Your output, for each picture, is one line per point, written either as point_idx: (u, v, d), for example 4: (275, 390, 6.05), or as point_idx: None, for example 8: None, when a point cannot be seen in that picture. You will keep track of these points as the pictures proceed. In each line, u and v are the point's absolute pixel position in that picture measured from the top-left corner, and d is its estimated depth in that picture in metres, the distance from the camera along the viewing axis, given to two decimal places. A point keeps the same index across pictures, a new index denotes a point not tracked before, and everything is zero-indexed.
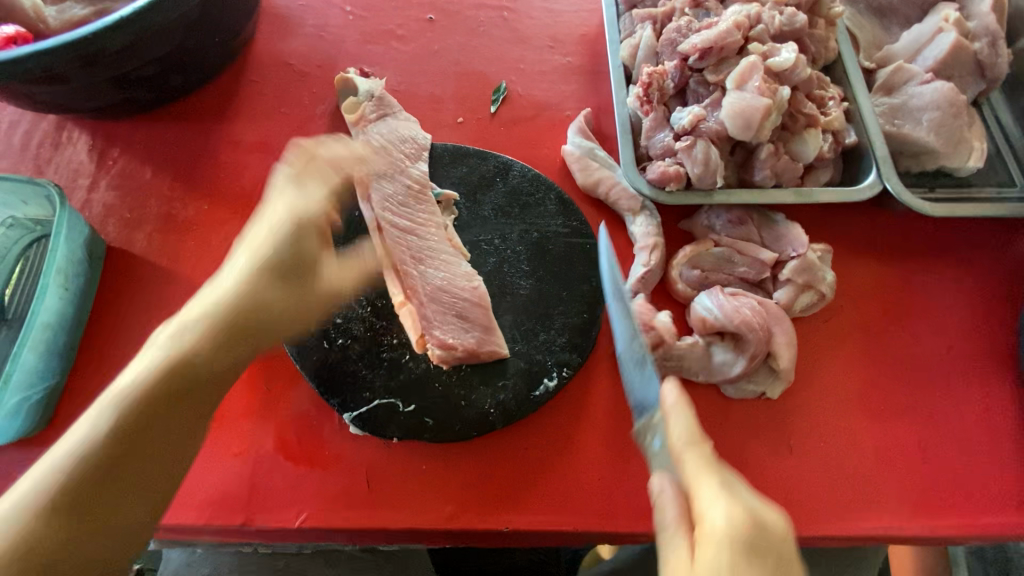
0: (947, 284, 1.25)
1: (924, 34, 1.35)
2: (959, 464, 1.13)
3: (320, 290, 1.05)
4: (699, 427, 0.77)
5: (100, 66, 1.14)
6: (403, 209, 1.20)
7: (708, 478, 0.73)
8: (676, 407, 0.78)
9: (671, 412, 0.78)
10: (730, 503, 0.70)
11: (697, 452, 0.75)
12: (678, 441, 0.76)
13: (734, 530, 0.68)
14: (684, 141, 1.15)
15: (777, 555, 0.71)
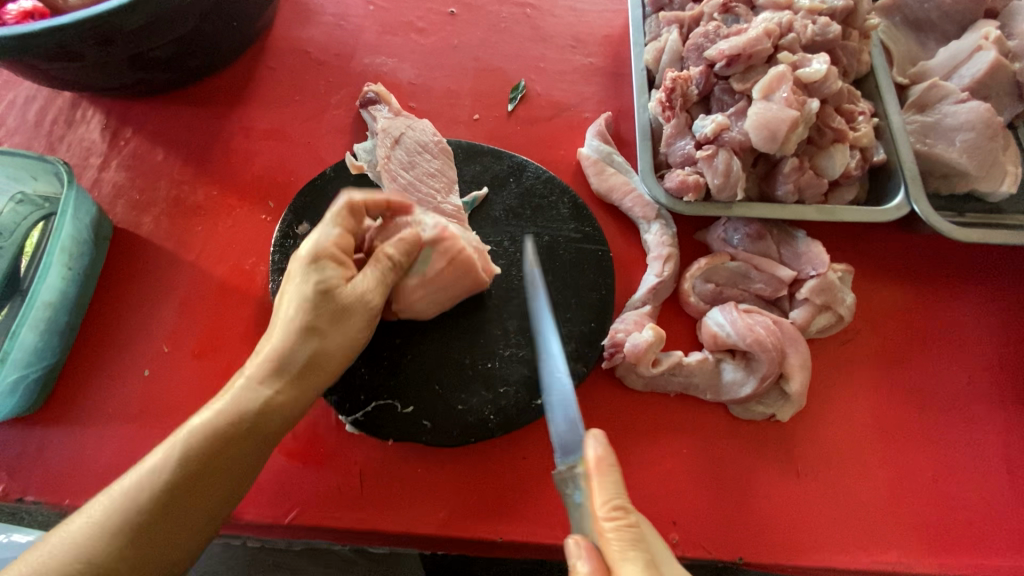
0: (971, 312, 1.21)
1: (962, 51, 1.30)
2: (974, 500, 1.08)
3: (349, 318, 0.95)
4: (621, 487, 0.84)
5: (116, 46, 1.13)
6: None
7: (629, 558, 0.81)
8: (599, 465, 0.84)
9: (594, 480, 0.83)
10: None
11: (621, 515, 0.83)
12: (603, 517, 0.83)
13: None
14: (705, 150, 1.11)
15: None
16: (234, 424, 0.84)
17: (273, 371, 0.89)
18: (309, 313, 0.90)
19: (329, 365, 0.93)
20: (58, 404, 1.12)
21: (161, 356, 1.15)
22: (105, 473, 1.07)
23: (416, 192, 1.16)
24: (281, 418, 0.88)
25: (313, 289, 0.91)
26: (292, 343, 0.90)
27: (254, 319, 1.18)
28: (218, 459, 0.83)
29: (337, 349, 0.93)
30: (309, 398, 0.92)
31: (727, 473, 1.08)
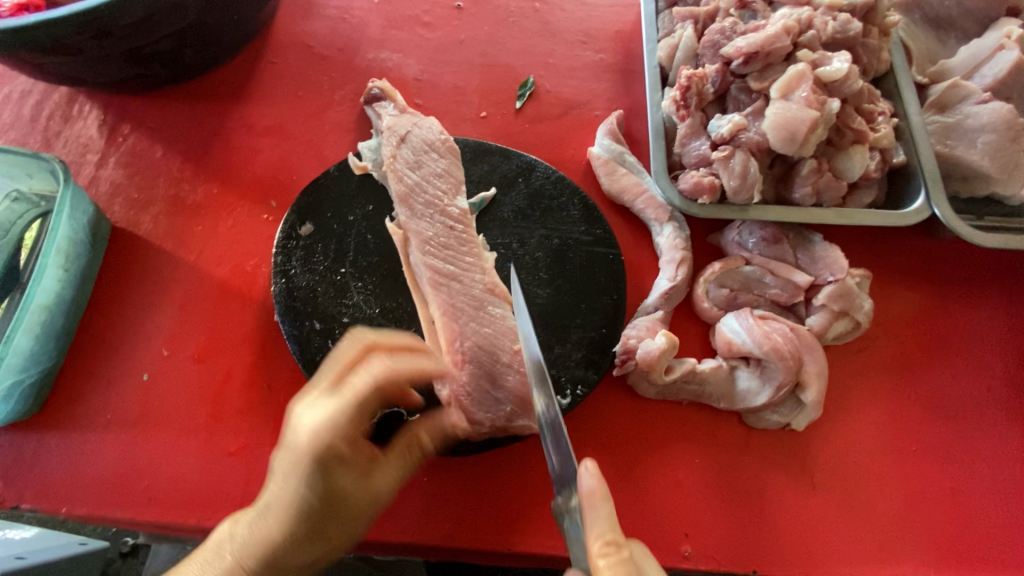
0: (991, 319, 1.18)
1: (984, 50, 1.26)
2: (993, 512, 1.06)
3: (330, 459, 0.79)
4: (615, 521, 0.71)
5: (113, 39, 1.09)
6: (446, 252, 1.09)
7: None
8: (592, 496, 0.71)
9: (587, 513, 0.71)
10: None
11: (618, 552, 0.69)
12: (595, 551, 0.70)
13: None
14: (721, 151, 1.08)
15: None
16: (262, 563, 0.80)
17: (281, 525, 0.80)
18: (323, 491, 0.80)
19: (353, 512, 0.85)
20: (55, 409, 1.09)
21: (161, 360, 1.12)
22: (103, 480, 1.04)
23: (421, 193, 1.13)
24: (314, 554, 0.84)
25: (314, 476, 0.78)
26: (307, 490, 0.79)
27: (256, 322, 1.15)
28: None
29: (364, 506, 0.86)
30: (348, 532, 0.86)
31: (740, 484, 1.06)
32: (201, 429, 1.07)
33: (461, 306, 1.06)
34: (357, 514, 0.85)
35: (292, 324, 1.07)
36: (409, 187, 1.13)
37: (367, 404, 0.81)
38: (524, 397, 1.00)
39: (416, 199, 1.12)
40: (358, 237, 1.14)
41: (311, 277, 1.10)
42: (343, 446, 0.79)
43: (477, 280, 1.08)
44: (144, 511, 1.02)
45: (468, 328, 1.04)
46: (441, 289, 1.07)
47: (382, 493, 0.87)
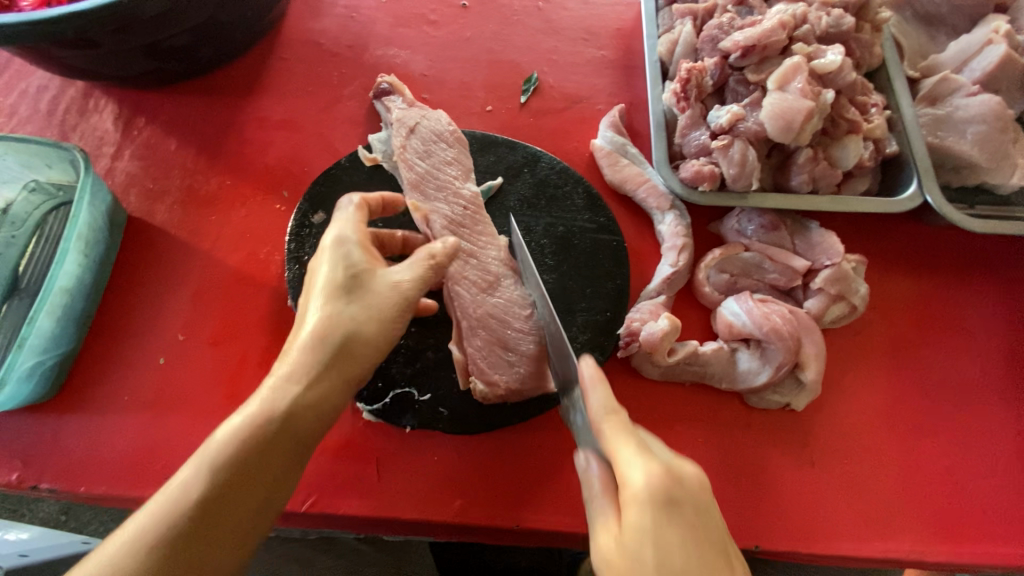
0: (983, 304, 1.21)
1: (973, 45, 1.31)
2: (987, 489, 1.09)
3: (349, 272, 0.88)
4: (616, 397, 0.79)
5: (133, 33, 1.13)
6: (462, 231, 1.12)
7: (627, 445, 0.74)
8: (594, 379, 0.80)
9: (588, 392, 0.80)
10: (659, 465, 0.72)
11: (620, 419, 0.77)
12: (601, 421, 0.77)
13: (660, 493, 0.70)
14: (721, 140, 1.11)
15: (695, 504, 0.73)
16: (306, 356, 0.82)
17: (310, 322, 0.84)
18: (336, 275, 0.86)
19: (378, 301, 0.87)
20: (73, 392, 1.11)
21: (176, 345, 1.15)
22: (121, 461, 1.07)
23: (433, 179, 1.16)
24: (355, 346, 0.85)
25: (332, 259, 0.87)
26: (330, 306, 0.85)
27: (268, 308, 1.18)
28: (309, 389, 0.81)
29: (387, 293, 0.88)
30: (382, 325, 0.87)
31: (742, 462, 1.09)
32: (216, 411, 1.10)
33: (478, 283, 1.08)
34: (387, 300, 0.88)
35: None
36: (420, 173, 1.16)
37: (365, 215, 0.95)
38: (538, 368, 1.05)
39: (427, 185, 1.16)
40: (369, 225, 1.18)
41: None
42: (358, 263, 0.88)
43: (493, 257, 1.11)
44: (160, 491, 1.05)
45: (485, 302, 1.07)
46: (457, 267, 1.09)
47: (399, 282, 0.89)
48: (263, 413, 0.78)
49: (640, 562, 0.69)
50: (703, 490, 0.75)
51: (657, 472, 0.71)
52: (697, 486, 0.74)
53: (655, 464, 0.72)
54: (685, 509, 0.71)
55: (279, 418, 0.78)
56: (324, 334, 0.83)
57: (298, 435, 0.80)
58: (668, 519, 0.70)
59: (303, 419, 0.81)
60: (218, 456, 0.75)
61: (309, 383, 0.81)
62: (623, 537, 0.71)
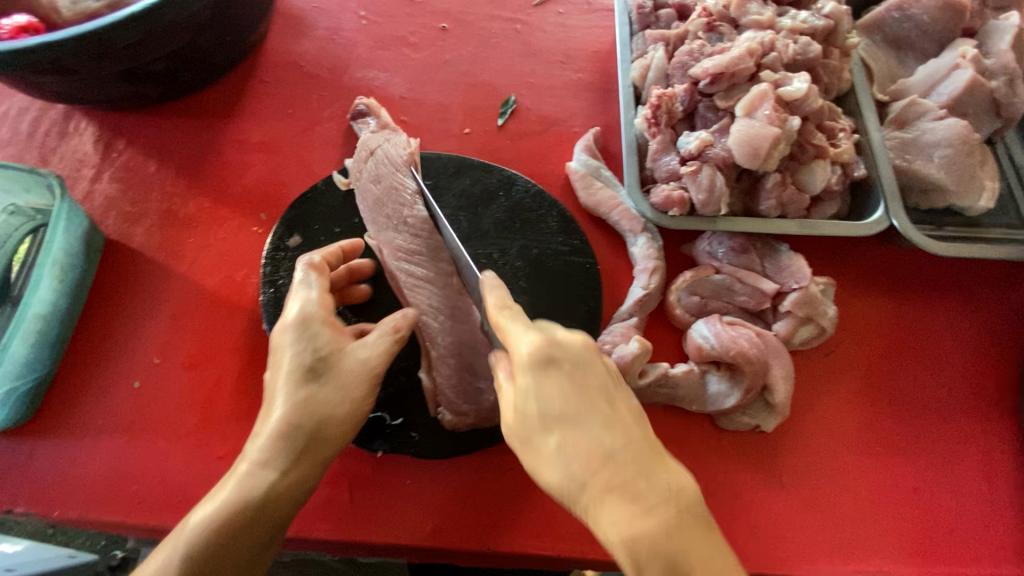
0: (951, 324, 1.23)
1: (940, 69, 1.33)
2: (954, 509, 1.10)
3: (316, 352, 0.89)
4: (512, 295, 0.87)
5: (110, 60, 1.14)
6: (418, 259, 1.13)
7: (517, 325, 0.83)
8: (492, 282, 0.89)
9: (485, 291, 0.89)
10: (539, 335, 0.79)
11: (512, 311, 0.85)
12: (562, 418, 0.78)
13: (540, 355, 0.78)
14: (690, 166, 1.13)
15: (575, 363, 0.79)
16: (274, 446, 0.85)
17: (280, 404, 0.87)
18: (302, 360, 0.88)
19: (348, 380, 0.89)
20: (47, 416, 1.12)
21: (151, 368, 1.16)
22: (94, 485, 1.07)
23: (383, 206, 1.17)
24: (326, 429, 0.87)
25: (296, 343, 0.89)
26: (293, 398, 0.87)
27: (244, 331, 1.19)
28: (284, 468, 0.84)
29: (353, 369, 0.90)
30: (352, 405, 0.89)
31: (713, 483, 1.10)
32: (191, 435, 1.11)
33: (435, 309, 1.10)
34: (360, 376, 0.90)
35: None
36: (368, 204, 1.17)
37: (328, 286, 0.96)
38: None
39: (376, 214, 1.17)
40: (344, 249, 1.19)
41: None
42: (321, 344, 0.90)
43: (452, 281, 1.12)
44: (133, 515, 1.05)
45: (450, 330, 1.09)
46: (419, 295, 1.11)
47: (366, 357, 0.91)
48: (240, 500, 0.81)
49: (527, 412, 0.77)
50: (585, 350, 0.81)
51: (535, 343, 0.78)
52: (581, 353, 0.80)
53: (534, 335, 0.80)
54: (563, 368, 0.78)
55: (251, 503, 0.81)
56: (295, 416, 0.86)
57: (277, 518, 0.83)
58: (547, 377, 0.77)
59: (280, 501, 0.84)
60: (200, 540, 0.79)
61: (282, 464, 0.84)
62: (515, 403, 0.78)
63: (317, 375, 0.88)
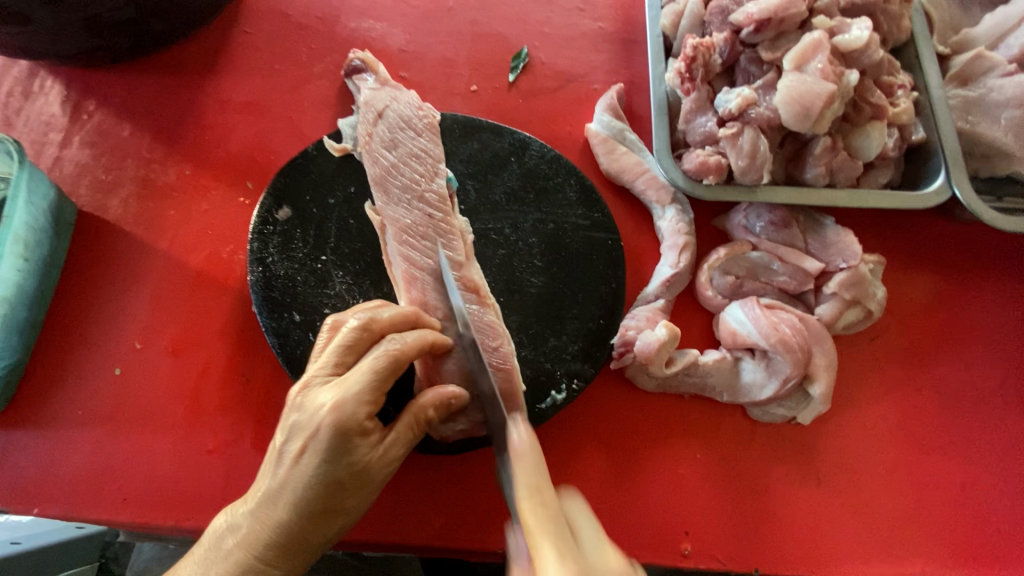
0: (1012, 306, 1.12)
1: (1011, 18, 1.17)
2: (1005, 507, 1.02)
3: (351, 456, 0.77)
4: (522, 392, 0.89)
5: (67, 6, 1.00)
6: (422, 240, 1.00)
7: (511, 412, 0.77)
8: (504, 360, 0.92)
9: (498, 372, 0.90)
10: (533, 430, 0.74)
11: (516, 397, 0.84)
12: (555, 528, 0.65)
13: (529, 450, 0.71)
14: (729, 128, 1.00)
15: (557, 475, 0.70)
16: (278, 543, 0.78)
17: (289, 508, 0.77)
18: (330, 473, 0.77)
19: (371, 485, 0.81)
20: (23, 406, 1.03)
21: (133, 354, 1.06)
22: (76, 480, 0.99)
23: (398, 175, 1.04)
24: (329, 529, 0.81)
25: (329, 452, 0.76)
26: (312, 504, 0.77)
27: (233, 313, 1.09)
28: (275, 564, 0.79)
29: (378, 477, 0.81)
30: (361, 507, 0.83)
31: (744, 479, 1.02)
32: (178, 426, 1.02)
33: (431, 300, 0.97)
34: (381, 478, 0.81)
35: (270, 316, 1.01)
36: (379, 166, 1.05)
37: (385, 381, 0.79)
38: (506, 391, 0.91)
39: (386, 180, 1.04)
40: (339, 223, 1.07)
41: (290, 266, 1.04)
42: (357, 451, 0.77)
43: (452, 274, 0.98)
44: (119, 513, 0.97)
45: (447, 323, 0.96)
46: (412, 281, 0.98)
47: (393, 461, 0.81)
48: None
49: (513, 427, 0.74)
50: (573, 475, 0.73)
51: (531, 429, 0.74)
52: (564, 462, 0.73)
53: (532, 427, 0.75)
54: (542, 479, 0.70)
55: None
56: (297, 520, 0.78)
57: None
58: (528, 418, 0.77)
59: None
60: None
61: (276, 557, 0.79)
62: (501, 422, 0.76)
63: (346, 478, 0.78)
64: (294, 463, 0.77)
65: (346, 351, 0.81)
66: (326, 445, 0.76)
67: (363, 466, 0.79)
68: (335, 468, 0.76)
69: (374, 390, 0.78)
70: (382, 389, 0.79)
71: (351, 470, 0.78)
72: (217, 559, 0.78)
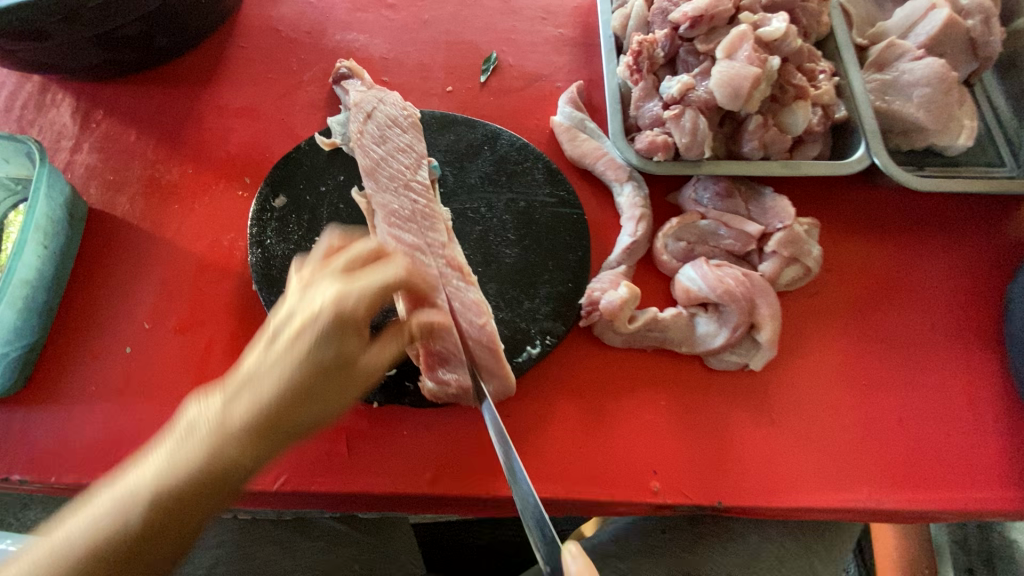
0: (935, 261, 1.25)
1: (917, 10, 1.33)
2: (940, 439, 1.13)
3: (345, 345, 0.76)
4: None
5: (83, 23, 1.12)
6: (409, 224, 1.12)
7: None
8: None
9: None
10: None
11: None
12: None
13: None
14: (672, 110, 1.14)
15: None
16: (246, 417, 0.72)
17: (274, 382, 0.73)
18: (320, 355, 0.74)
19: (354, 384, 0.79)
20: (41, 385, 1.11)
21: (142, 333, 1.15)
22: (91, 450, 1.07)
23: (386, 167, 1.16)
24: (301, 422, 0.75)
25: (326, 332, 0.74)
26: (296, 384, 0.73)
27: (234, 294, 1.19)
28: (219, 483, 0.71)
29: (363, 377, 0.80)
30: (335, 411, 0.78)
31: (705, 423, 1.12)
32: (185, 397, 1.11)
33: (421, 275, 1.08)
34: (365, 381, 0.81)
35: (270, 291, 1.11)
36: (368, 157, 1.17)
37: (390, 290, 0.79)
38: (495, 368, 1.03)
39: (375, 171, 1.16)
40: (331, 208, 1.19)
41: (286, 247, 1.15)
42: (351, 341, 0.76)
43: (438, 254, 1.09)
44: None
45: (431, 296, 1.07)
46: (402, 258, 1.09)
47: (377, 366, 0.82)
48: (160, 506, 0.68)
49: None
50: None
51: None
52: None
53: None
54: None
55: (211, 470, 0.70)
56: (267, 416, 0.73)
57: (198, 507, 0.70)
58: None
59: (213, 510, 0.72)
60: (88, 546, 0.65)
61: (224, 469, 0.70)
62: None
63: (337, 363, 0.76)
64: (288, 338, 0.74)
65: (360, 259, 0.82)
66: (324, 325, 0.74)
67: (355, 361, 0.78)
68: (328, 353, 0.75)
69: (381, 294, 0.79)
70: (385, 295, 0.79)
71: (343, 360, 0.76)
72: (183, 445, 0.71)
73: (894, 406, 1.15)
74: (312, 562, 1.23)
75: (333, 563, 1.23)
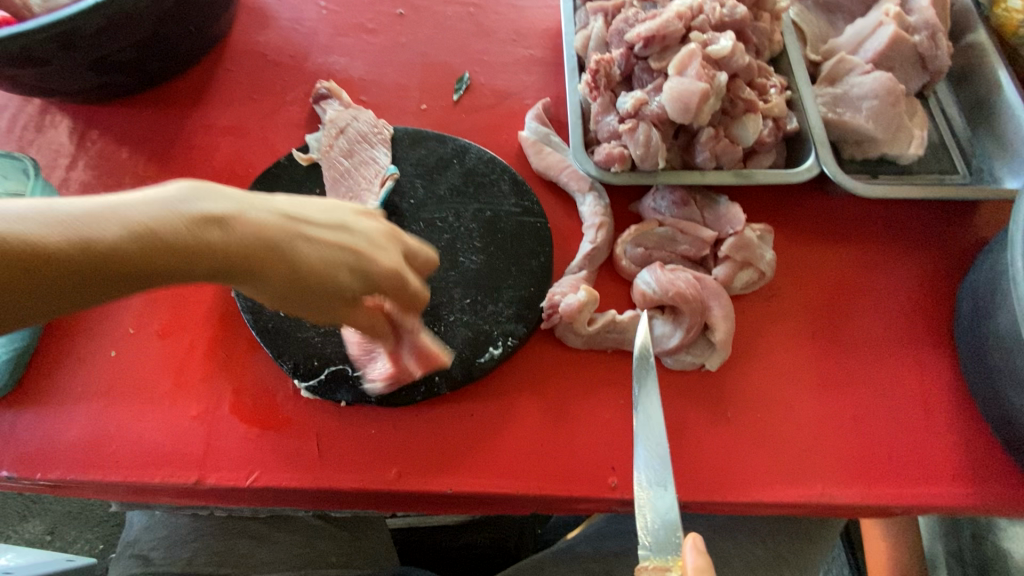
0: (889, 264, 1.30)
1: (867, 28, 1.41)
2: (894, 435, 1.17)
3: (276, 237, 0.74)
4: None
5: (77, 50, 1.21)
6: None
7: None
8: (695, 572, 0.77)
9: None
10: None
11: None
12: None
13: None
14: (627, 124, 1.21)
15: None
16: (152, 209, 0.67)
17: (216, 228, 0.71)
18: (247, 215, 0.73)
19: (239, 261, 0.72)
20: (30, 386, 1.18)
21: (127, 338, 1.22)
22: (74, 448, 1.13)
23: (346, 179, 1.27)
24: (177, 268, 0.69)
25: (287, 215, 0.76)
26: (220, 228, 0.71)
27: (214, 300, 1.25)
28: (55, 270, 0.62)
29: (258, 259, 0.73)
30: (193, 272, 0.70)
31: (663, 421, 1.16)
32: (165, 398, 1.16)
33: None
34: (298, 303, 0.80)
35: (247, 297, 1.18)
36: (330, 170, 1.28)
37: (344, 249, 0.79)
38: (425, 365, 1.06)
39: (336, 183, 1.27)
40: None
41: None
42: (288, 233, 0.75)
43: None
44: (112, 474, 1.10)
45: None
46: None
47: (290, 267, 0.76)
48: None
49: None
50: None
51: None
52: None
53: None
54: None
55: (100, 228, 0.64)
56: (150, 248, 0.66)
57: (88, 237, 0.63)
58: None
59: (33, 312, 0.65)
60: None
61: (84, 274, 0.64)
62: None
63: (261, 232, 0.73)
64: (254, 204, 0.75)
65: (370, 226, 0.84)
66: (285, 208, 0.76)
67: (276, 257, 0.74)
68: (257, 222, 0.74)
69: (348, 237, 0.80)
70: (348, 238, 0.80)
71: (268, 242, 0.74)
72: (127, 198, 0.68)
73: (850, 405, 1.19)
74: (289, 554, 1.28)
75: (310, 555, 1.29)
